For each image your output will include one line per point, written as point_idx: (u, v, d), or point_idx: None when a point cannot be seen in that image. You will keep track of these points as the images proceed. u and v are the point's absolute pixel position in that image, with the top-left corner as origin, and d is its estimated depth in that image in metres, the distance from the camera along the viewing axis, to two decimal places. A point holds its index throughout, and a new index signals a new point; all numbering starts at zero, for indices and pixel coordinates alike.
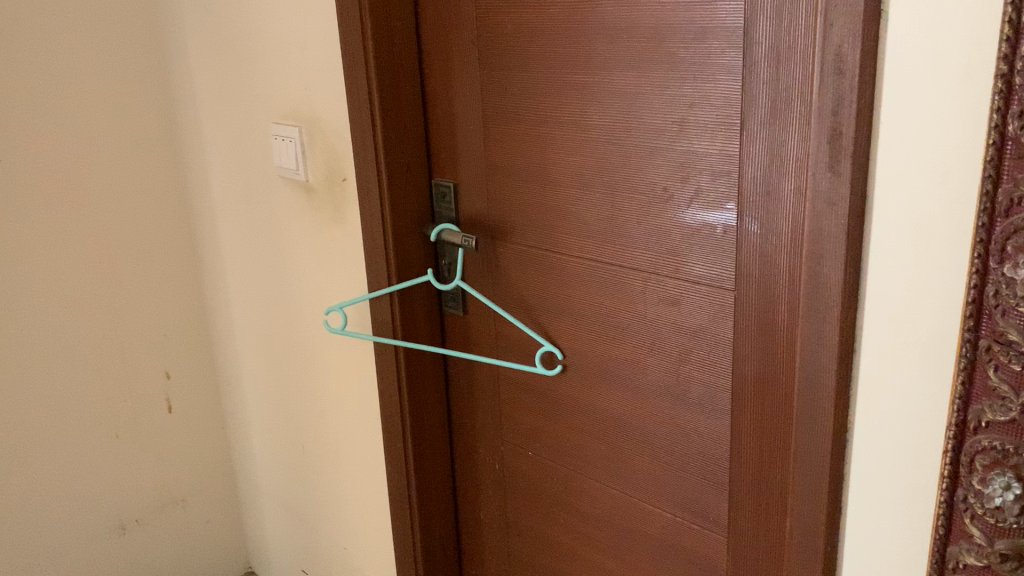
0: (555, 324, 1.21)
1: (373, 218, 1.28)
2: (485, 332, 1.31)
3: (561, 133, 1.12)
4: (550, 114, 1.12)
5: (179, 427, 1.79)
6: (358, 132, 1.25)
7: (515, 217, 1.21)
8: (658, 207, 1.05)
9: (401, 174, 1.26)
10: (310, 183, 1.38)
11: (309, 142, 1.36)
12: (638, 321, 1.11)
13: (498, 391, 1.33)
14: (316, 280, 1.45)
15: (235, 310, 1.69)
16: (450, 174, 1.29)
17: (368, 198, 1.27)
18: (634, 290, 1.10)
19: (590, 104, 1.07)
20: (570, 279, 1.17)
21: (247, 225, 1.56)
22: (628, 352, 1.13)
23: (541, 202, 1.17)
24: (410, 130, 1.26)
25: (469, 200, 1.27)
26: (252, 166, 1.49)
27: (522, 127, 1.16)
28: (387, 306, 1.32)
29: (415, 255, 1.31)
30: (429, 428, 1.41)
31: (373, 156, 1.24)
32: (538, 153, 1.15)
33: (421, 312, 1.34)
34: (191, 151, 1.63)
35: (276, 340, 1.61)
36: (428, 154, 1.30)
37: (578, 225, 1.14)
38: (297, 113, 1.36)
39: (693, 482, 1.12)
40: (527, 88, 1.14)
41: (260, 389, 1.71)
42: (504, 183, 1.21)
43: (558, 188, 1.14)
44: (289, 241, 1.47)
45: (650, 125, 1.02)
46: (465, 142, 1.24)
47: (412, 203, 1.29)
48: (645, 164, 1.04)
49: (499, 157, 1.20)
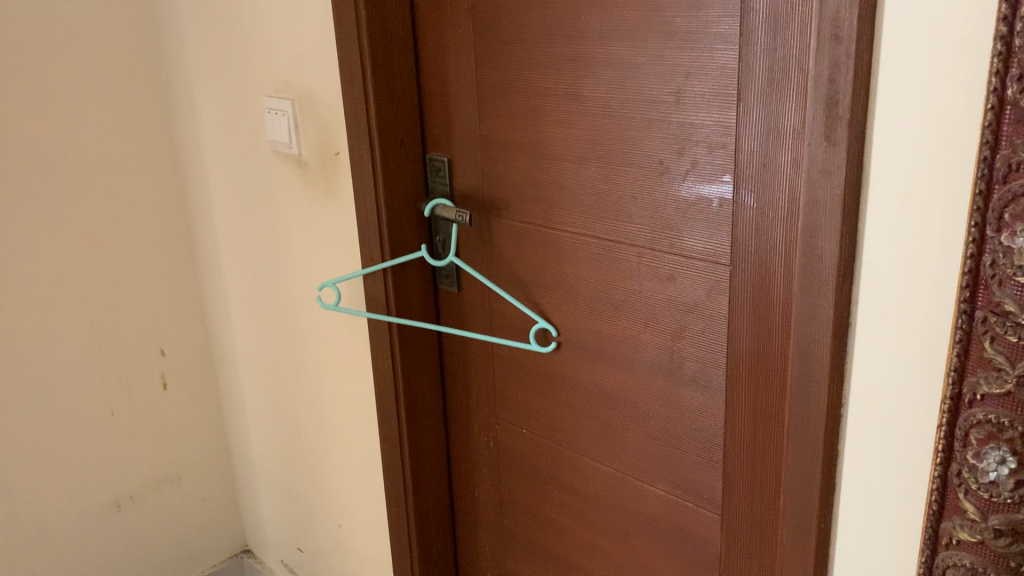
0: (549, 300, 1.20)
1: (366, 193, 1.26)
2: (479, 309, 1.30)
3: (556, 105, 1.10)
4: (544, 86, 1.10)
5: (174, 405, 1.78)
6: (351, 105, 1.23)
7: (510, 192, 1.20)
8: (653, 181, 1.03)
9: (395, 148, 1.25)
10: (304, 158, 1.37)
11: (302, 116, 1.34)
12: (632, 297, 1.10)
13: (492, 368, 1.32)
14: (310, 256, 1.43)
15: (229, 287, 1.68)
16: (444, 148, 1.27)
17: (361, 172, 1.26)
18: (629, 266, 1.09)
19: (584, 75, 1.06)
20: (564, 255, 1.16)
21: (241, 201, 1.54)
22: (623, 329, 1.12)
23: (536, 176, 1.15)
24: (404, 104, 1.25)
25: (463, 175, 1.26)
26: (245, 141, 1.48)
27: (517, 100, 1.14)
28: (380, 282, 1.31)
29: (409, 231, 1.30)
30: (424, 406, 1.40)
31: (366, 130, 1.23)
32: (533, 126, 1.14)
33: (415, 289, 1.33)
34: (184, 126, 1.62)
35: (271, 317, 1.60)
36: (422, 128, 1.28)
37: (573, 199, 1.12)
38: (289, 86, 1.34)
39: (688, 459, 1.11)
40: (521, 60, 1.12)
41: (255, 367, 1.70)
42: (498, 157, 1.19)
43: (553, 162, 1.13)
44: (283, 217, 1.46)
45: (645, 97, 1.01)
46: (459, 116, 1.23)
47: (406, 178, 1.28)
48: (640, 136, 1.03)
49: (494, 130, 1.19)
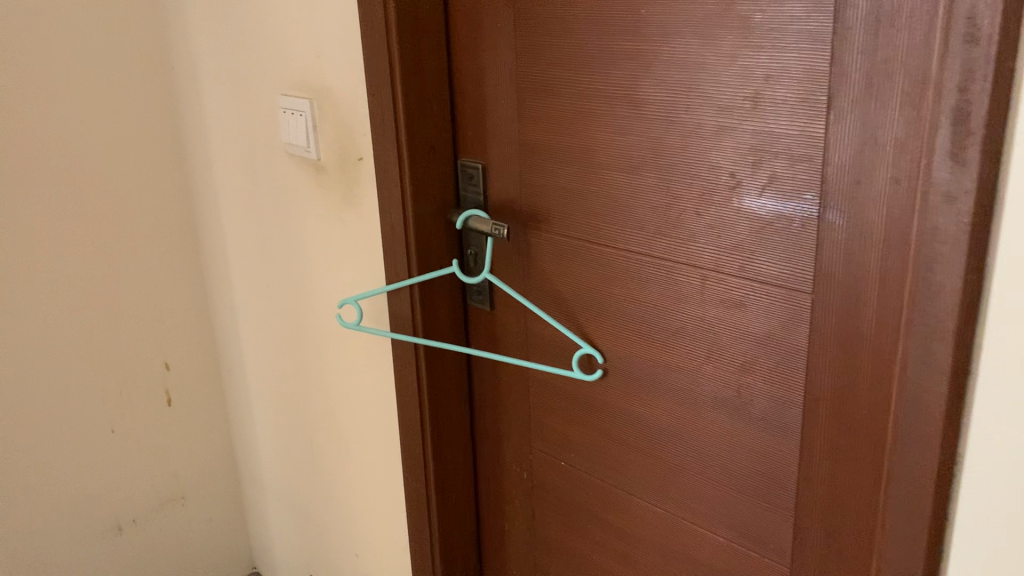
0: (595, 325, 1.08)
1: (392, 203, 1.15)
2: (514, 331, 1.18)
3: (609, 110, 0.98)
4: (595, 88, 0.99)
5: (180, 421, 1.66)
6: (377, 106, 1.11)
7: (552, 204, 1.08)
8: (722, 196, 0.91)
9: (424, 154, 1.13)
10: (322, 162, 1.25)
11: (321, 117, 1.22)
12: (693, 325, 0.98)
13: (528, 395, 1.20)
14: (329, 268, 1.32)
15: (239, 298, 1.57)
16: (477, 154, 1.15)
17: (387, 180, 1.14)
18: (690, 290, 0.97)
19: (642, 77, 0.94)
20: (614, 275, 1.04)
21: (253, 206, 1.43)
22: (681, 359, 1.01)
23: (584, 188, 1.04)
24: (434, 105, 1.13)
25: (499, 184, 1.14)
26: (259, 141, 1.36)
27: (563, 103, 1.03)
28: (407, 300, 1.19)
29: (439, 244, 1.18)
30: (451, 433, 1.28)
31: (393, 134, 1.11)
32: (581, 133, 1.02)
33: (443, 307, 1.21)
34: (192, 124, 1.50)
35: (284, 331, 1.48)
36: (453, 131, 1.16)
37: (626, 215, 1.00)
38: (307, 84, 1.22)
39: (753, 505, 1.00)
40: (570, 59, 1.00)
41: (266, 383, 1.59)
42: (540, 166, 1.08)
43: (604, 172, 1.01)
44: (299, 225, 1.34)
45: (715, 102, 0.89)
46: (495, 119, 1.11)
47: (436, 186, 1.16)
48: (708, 146, 0.91)
49: (535, 135, 1.07)
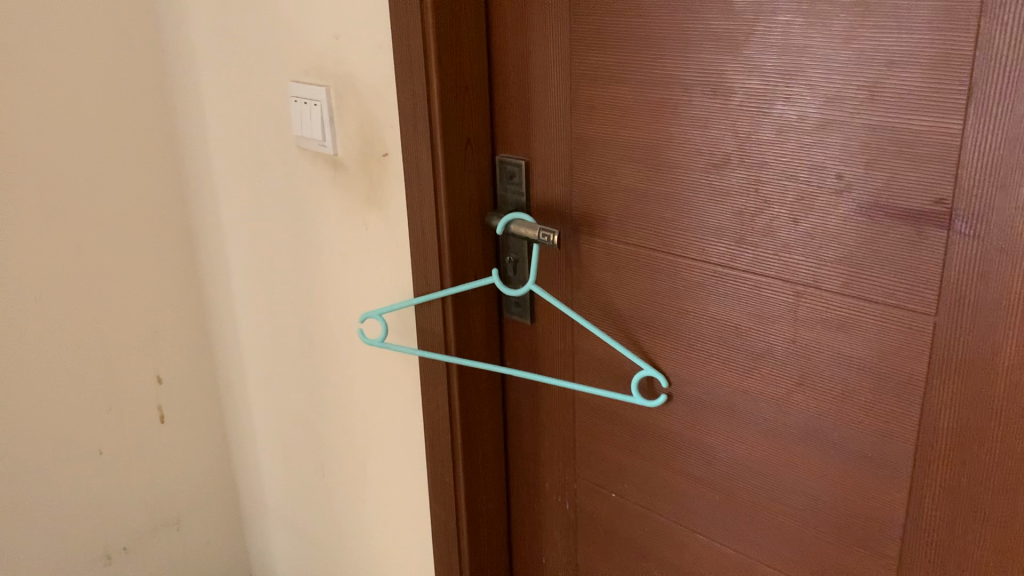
0: (660, 344, 0.96)
1: (424, 205, 1.01)
2: (560, 347, 1.05)
3: (685, 100, 0.85)
4: (668, 74, 0.85)
5: (174, 441, 1.52)
6: (407, 97, 0.97)
7: (610, 207, 0.95)
8: (824, 201, 0.79)
9: (460, 149, 0.99)
10: (341, 158, 1.11)
11: (340, 108, 1.08)
12: (781, 347, 0.86)
13: (573, 419, 1.07)
14: (347, 275, 1.18)
15: (239, 304, 1.42)
16: (519, 148, 1.01)
17: (417, 181, 1.00)
18: (779, 308, 0.84)
19: (729, 62, 0.81)
20: (684, 289, 0.91)
21: (257, 205, 1.28)
22: (766, 385, 0.88)
23: (651, 189, 0.91)
24: (472, 94, 0.99)
25: (544, 184, 1.00)
26: (266, 133, 1.21)
27: (627, 92, 0.89)
28: (438, 314, 1.05)
29: (474, 252, 1.04)
30: (485, 462, 1.14)
31: (426, 127, 0.97)
32: (648, 126, 0.89)
33: (478, 321, 1.08)
34: (187, 114, 1.35)
35: (292, 342, 1.34)
36: (491, 123, 1.03)
37: (701, 220, 0.87)
38: (324, 70, 1.08)
39: (848, 550, 0.87)
40: (637, 41, 0.87)
41: (270, 396, 1.45)
42: (596, 163, 0.94)
43: (676, 172, 0.88)
44: (312, 227, 1.20)
45: (821, 92, 0.76)
46: (543, 110, 0.97)
47: (473, 187, 1.02)
48: (810, 143, 0.78)
49: (591, 129, 0.94)
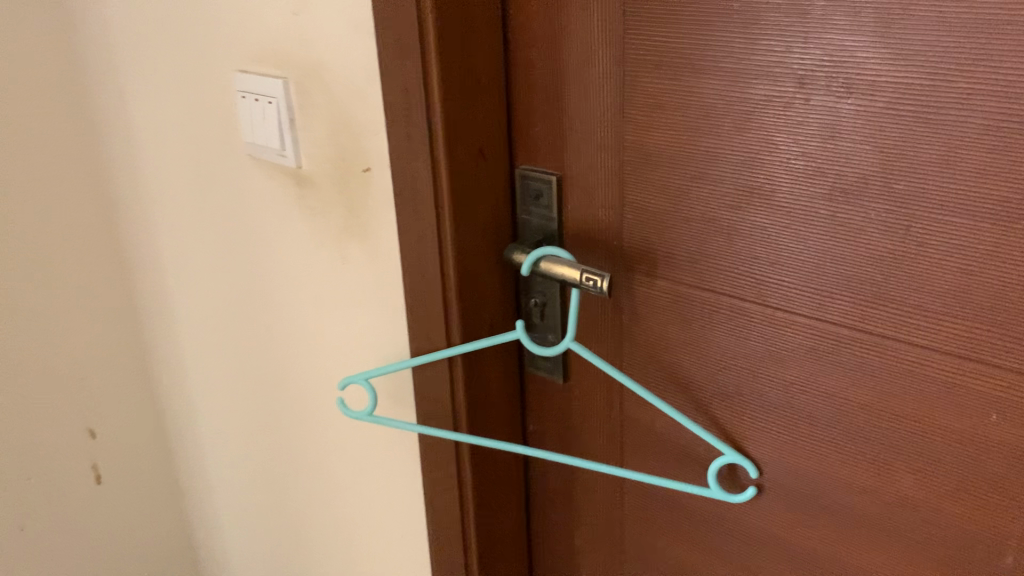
0: (749, 422, 0.72)
1: (422, 240, 0.75)
2: (604, 417, 0.81)
3: (798, 99, 0.60)
4: (773, 62, 0.60)
5: (114, 504, 1.25)
6: (396, 96, 0.71)
7: (677, 242, 0.70)
8: (1016, 248, 0.54)
9: (469, 163, 0.74)
10: (307, 173, 0.84)
11: (303, 106, 0.81)
12: (933, 440, 0.62)
13: (621, 504, 0.83)
14: (320, 321, 0.91)
15: (186, 343, 1.15)
16: (548, 158, 0.76)
17: (412, 208, 0.75)
18: (932, 388, 0.61)
19: (872, 46, 0.56)
20: (786, 355, 0.67)
21: (203, 226, 1.01)
22: (908, 488, 0.64)
23: (740, 221, 0.66)
24: (484, 88, 0.73)
25: (582, 207, 0.75)
26: (208, 136, 0.94)
27: (707, 86, 0.64)
28: (444, 380, 0.79)
29: (489, 295, 0.79)
30: (504, 554, 0.90)
31: (425, 138, 0.71)
32: (738, 134, 0.64)
33: (495, 384, 0.83)
34: (110, 110, 1.07)
35: (249, 394, 1.08)
36: (509, 127, 0.77)
37: (817, 264, 0.63)
38: (281, 57, 0.81)
39: None
40: (724, 15, 0.61)
41: (226, 453, 1.18)
42: (658, 181, 0.69)
43: (782, 197, 0.63)
44: (272, 258, 0.94)
45: (1020, 91, 0.51)
46: (581, 109, 0.72)
47: (487, 213, 0.77)
48: (997, 166, 0.53)
49: (652, 137, 0.68)
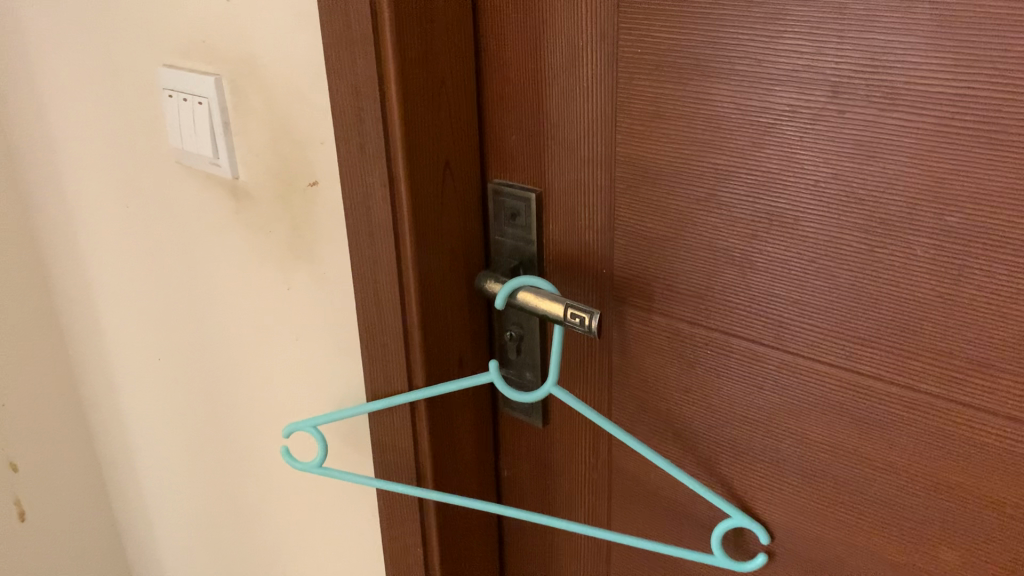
0: (761, 481, 0.62)
1: (379, 269, 0.64)
2: (589, 466, 0.71)
3: (828, 111, 0.50)
4: (798, 67, 0.50)
5: (42, 543, 1.13)
6: (346, 100, 0.60)
7: (679, 272, 0.60)
8: None
9: (432, 179, 0.63)
10: (244, 185, 0.73)
11: (240, 109, 0.69)
12: (981, 515, 0.52)
13: (608, 564, 0.73)
14: (263, 351, 0.80)
15: (116, 367, 1.03)
16: (525, 172, 0.65)
17: (366, 230, 0.64)
18: (983, 457, 0.51)
19: (923, 49, 0.45)
20: (806, 409, 0.57)
21: (130, 240, 0.89)
22: (949, 567, 0.55)
23: (755, 252, 0.56)
24: (451, 92, 0.62)
25: (565, 229, 0.65)
26: (132, 138, 0.82)
27: (717, 93, 0.54)
28: (406, 428, 0.69)
29: (457, 329, 0.68)
30: None
31: (381, 151, 0.60)
32: (755, 151, 0.53)
33: (465, 428, 0.72)
34: (22, 107, 0.94)
35: (188, 426, 0.96)
36: (480, 135, 0.67)
37: (847, 306, 0.53)
38: (213, 49, 0.69)
39: None
40: (739, 9, 0.51)
41: (165, 488, 1.07)
42: (657, 203, 0.59)
43: (806, 226, 0.53)
44: (207, 279, 0.82)
45: None
46: (565, 117, 0.61)
47: (454, 235, 0.66)
48: None
49: (650, 151, 0.58)
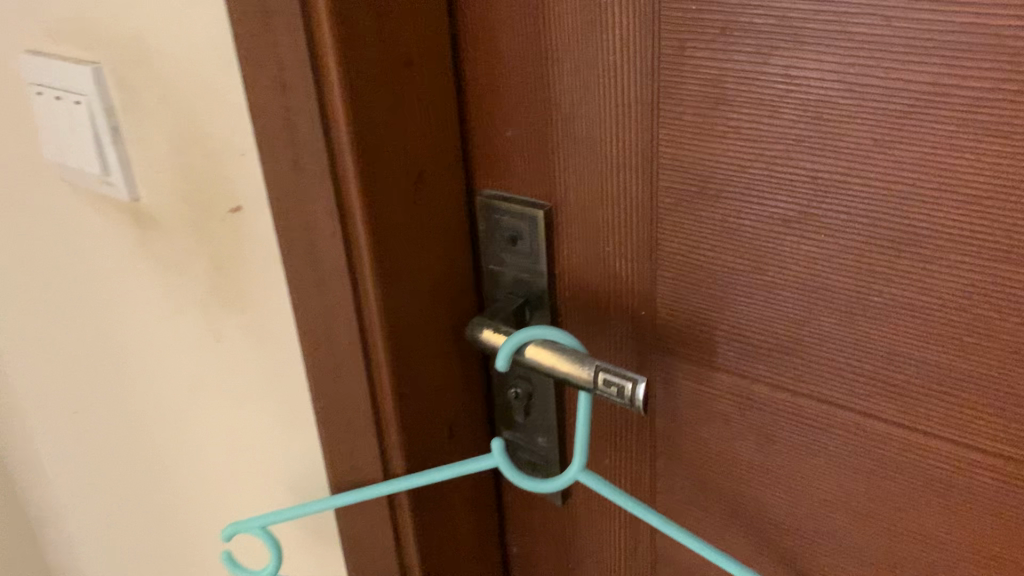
0: None
1: (332, 323, 0.47)
2: (627, 556, 0.54)
3: (999, 93, 0.32)
4: (950, 27, 0.32)
5: None
6: (270, 97, 0.42)
7: (755, 318, 0.43)
8: None
9: (400, 200, 0.45)
10: (149, 210, 0.54)
11: (132, 112, 0.51)
12: None
13: None
14: (192, 416, 0.62)
15: (27, 422, 0.85)
16: (528, 181, 0.48)
17: (313, 274, 0.46)
18: None
19: None
20: (942, 506, 0.41)
21: (22, 274, 0.70)
22: None
23: (871, 294, 0.39)
24: (421, 76, 0.44)
25: (587, 258, 0.47)
26: (8, 149, 0.63)
27: (817, 68, 0.36)
28: (384, 523, 0.52)
29: (445, 392, 0.51)
30: None
31: (322, 168, 0.42)
32: (873, 153, 0.36)
33: (462, 511, 0.55)
34: None
35: (112, 496, 0.78)
36: (464, 132, 0.49)
37: (1015, 373, 0.36)
38: (89, 30, 0.50)
39: None
40: None
41: (100, 561, 0.89)
42: (721, 223, 0.42)
43: (952, 262, 0.36)
44: (118, 326, 0.64)
45: None
46: (582, 107, 0.44)
47: (435, 271, 0.48)
48: None
49: (711, 153, 0.40)
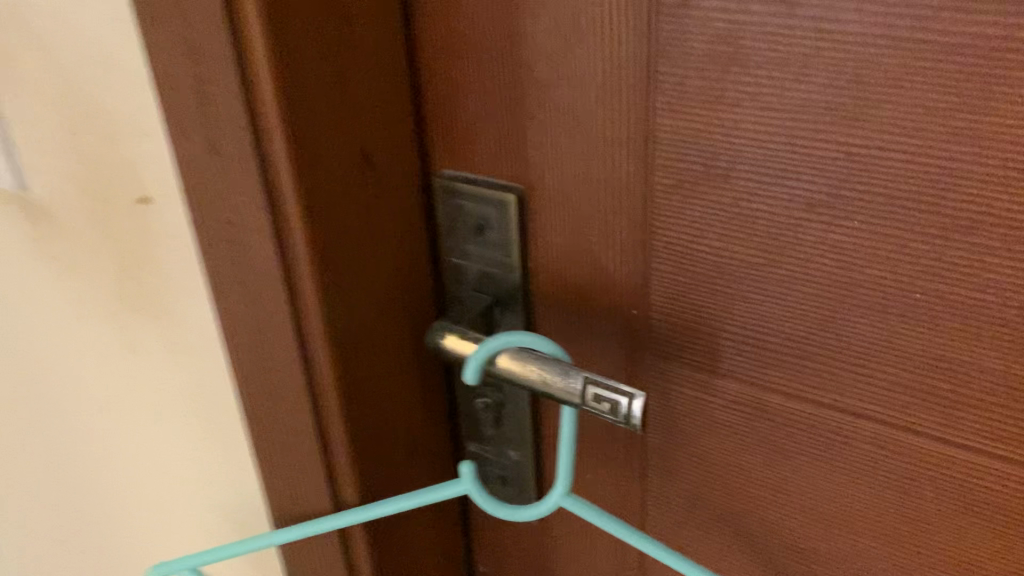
0: None
1: (267, 336, 0.40)
2: None
3: None
4: None
5: None
6: (178, 66, 0.34)
7: (768, 319, 0.37)
8: None
9: (343, 187, 0.37)
10: (41, 202, 0.46)
11: (15, 86, 0.42)
12: None
13: None
14: (104, 439, 0.54)
15: None
16: (495, 161, 0.41)
17: (240, 280, 0.39)
18: None
19: None
20: (985, 531, 0.35)
21: None
22: None
23: (910, 293, 0.33)
24: (365, 39, 0.37)
25: (567, 249, 0.40)
26: None
27: (857, 22, 0.29)
28: (336, 559, 0.45)
29: (402, 406, 0.44)
30: None
31: (248, 152, 0.35)
32: (922, 125, 0.30)
33: (424, 538, 0.48)
34: None
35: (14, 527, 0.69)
36: (418, 104, 0.41)
37: None
38: None
39: None
40: None
41: None
42: (729, 209, 0.35)
43: (1015, 255, 0.30)
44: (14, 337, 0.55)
45: None
46: (559, 73, 0.37)
47: (388, 268, 0.41)
48: None
49: (719, 126, 0.34)
